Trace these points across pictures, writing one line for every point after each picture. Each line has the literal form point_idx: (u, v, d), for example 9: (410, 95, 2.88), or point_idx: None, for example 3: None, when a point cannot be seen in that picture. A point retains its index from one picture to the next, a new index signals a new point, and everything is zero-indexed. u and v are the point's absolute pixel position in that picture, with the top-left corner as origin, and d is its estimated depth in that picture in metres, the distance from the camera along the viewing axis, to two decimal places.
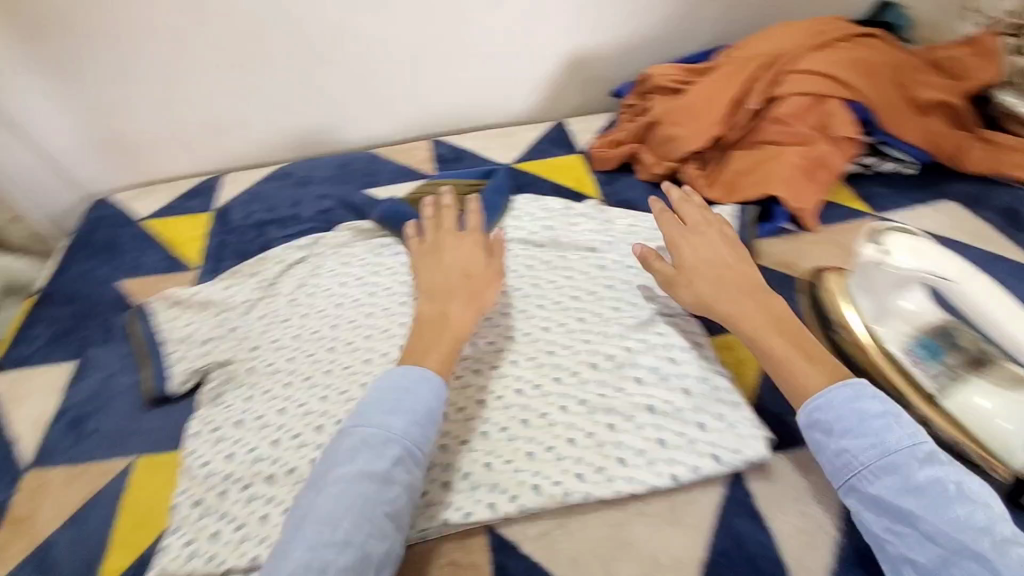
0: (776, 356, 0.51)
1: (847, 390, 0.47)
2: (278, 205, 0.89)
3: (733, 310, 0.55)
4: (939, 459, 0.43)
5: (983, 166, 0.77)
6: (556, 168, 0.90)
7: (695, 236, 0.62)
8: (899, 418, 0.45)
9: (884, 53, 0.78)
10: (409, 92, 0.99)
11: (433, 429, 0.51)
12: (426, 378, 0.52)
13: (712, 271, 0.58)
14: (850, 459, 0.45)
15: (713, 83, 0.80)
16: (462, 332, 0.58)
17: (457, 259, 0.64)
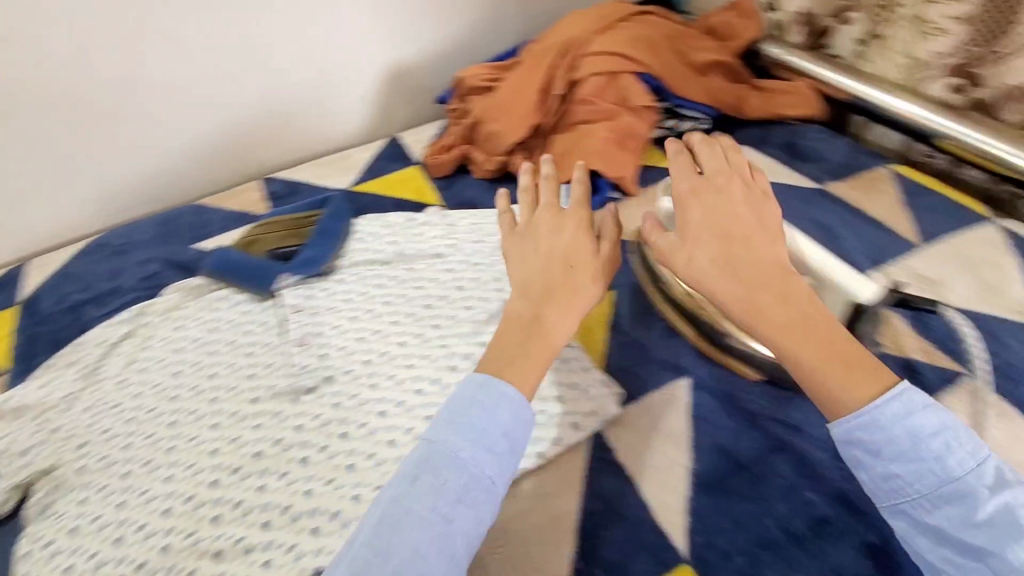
0: (808, 357, 0.41)
1: (896, 402, 0.39)
2: (95, 281, 0.80)
3: (754, 302, 0.43)
4: (1006, 481, 0.38)
5: (762, 111, 0.88)
6: (394, 183, 0.90)
7: (714, 197, 0.48)
8: (959, 436, 0.39)
9: (659, 27, 0.86)
10: (227, 133, 0.94)
11: (518, 446, 0.45)
12: (505, 393, 0.45)
13: (732, 249, 0.45)
14: (902, 477, 0.40)
15: (519, 79, 0.85)
16: (556, 344, 0.48)
17: (567, 239, 0.52)
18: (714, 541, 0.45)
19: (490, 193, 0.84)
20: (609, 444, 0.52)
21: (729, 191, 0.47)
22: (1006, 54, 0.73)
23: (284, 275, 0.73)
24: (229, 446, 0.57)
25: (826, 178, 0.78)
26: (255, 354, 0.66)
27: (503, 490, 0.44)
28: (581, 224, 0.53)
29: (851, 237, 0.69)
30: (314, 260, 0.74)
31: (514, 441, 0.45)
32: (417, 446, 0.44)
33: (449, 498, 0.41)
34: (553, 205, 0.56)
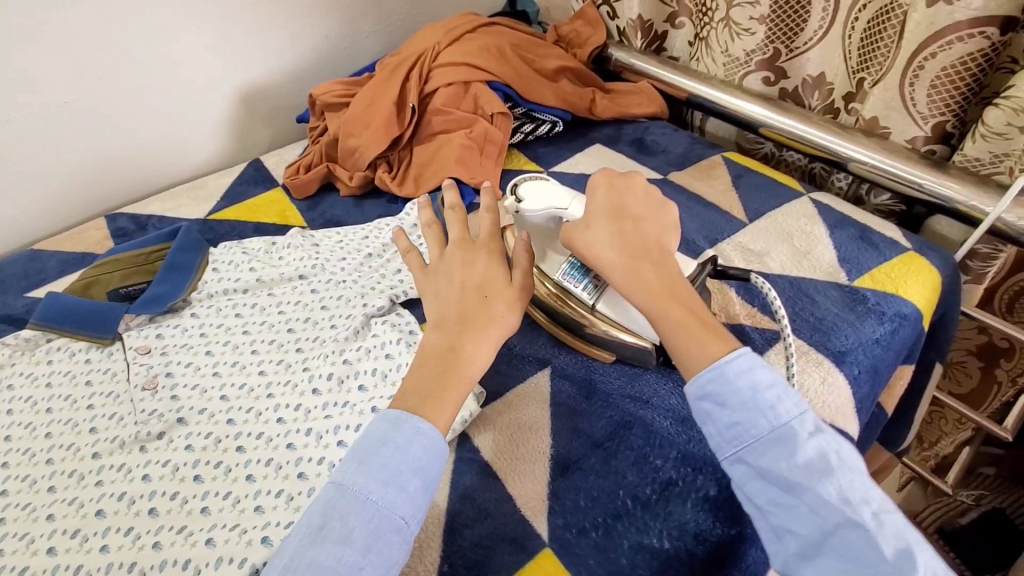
0: (676, 320, 0.46)
1: (742, 358, 0.43)
2: None
3: (630, 271, 0.49)
4: (823, 427, 0.42)
5: (612, 111, 0.94)
6: (255, 208, 0.86)
7: (616, 193, 0.54)
8: (786, 388, 0.43)
9: (507, 37, 0.90)
10: (61, 169, 0.85)
11: (435, 482, 0.43)
12: (419, 430, 0.43)
13: (620, 227, 0.51)
14: (743, 425, 0.42)
15: (371, 93, 0.84)
16: (474, 375, 0.46)
17: (479, 268, 0.51)
18: (571, 521, 0.47)
19: (356, 210, 0.83)
20: (473, 442, 0.53)
21: (629, 184, 0.55)
22: (802, 49, 0.85)
23: (129, 315, 0.68)
24: (67, 510, 0.52)
25: (669, 168, 0.85)
26: (97, 405, 0.60)
27: (416, 524, 0.42)
28: (492, 251, 0.53)
29: (691, 220, 0.76)
30: (163, 297, 0.69)
31: (429, 478, 0.43)
32: (326, 487, 0.42)
33: (353, 543, 0.39)
34: (461, 236, 0.54)
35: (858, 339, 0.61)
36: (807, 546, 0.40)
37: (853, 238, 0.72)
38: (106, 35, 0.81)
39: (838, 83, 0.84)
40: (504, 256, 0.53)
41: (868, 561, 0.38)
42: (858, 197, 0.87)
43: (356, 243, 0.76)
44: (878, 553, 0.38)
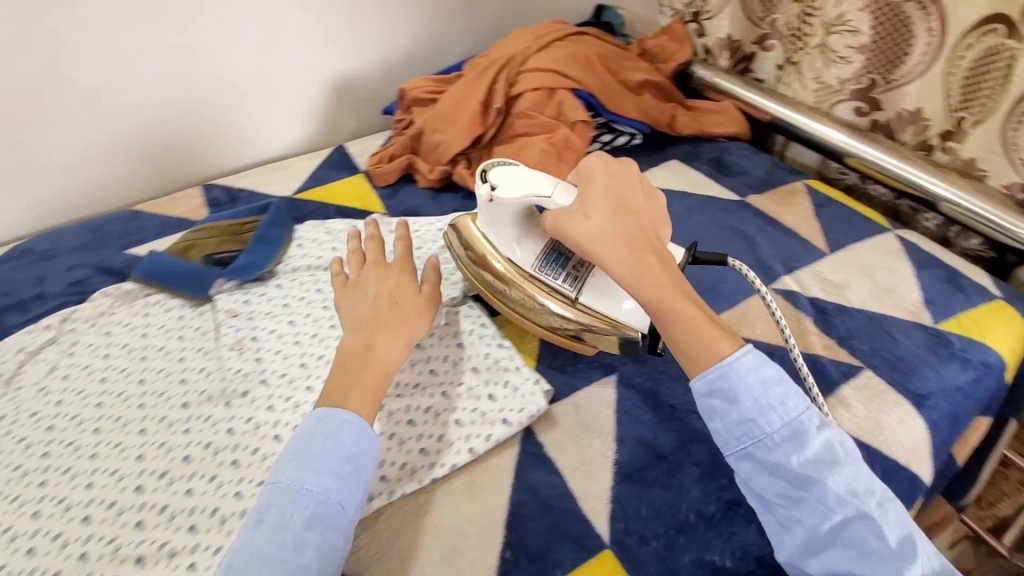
0: (686, 316, 0.46)
1: (753, 354, 0.45)
2: (16, 288, 0.76)
3: (638, 265, 0.48)
4: (825, 422, 0.45)
5: (692, 128, 0.94)
6: (337, 191, 0.90)
7: (614, 181, 0.53)
8: (793, 384, 0.46)
9: (595, 47, 0.92)
10: (166, 138, 0.92)
11: (371, 468, 0.46)
12: (345, 419, 0.46)
13: (624, 218, 0.50)
14: (755, 422, 0.44)
15: (459, 91, 0.87)
16: (390, 366, 0.51)
17: (390, 284, 0.57)
18: (633, 527, 0.47)
19: (432, 202, 0.86)
20: (537, 438, 0.54)
21: (623, 172, 0.54)
22: (898, 82, 0.81)
23: (220, 279, 0.72)
24: (156, 451, 0.55)
25: (748, 191, 0.84)
26: (187, 358, 0.65)
27: (360, 508, 0.45)
28: (403, 272, 0.59)
29: (767, 244, 0.75)
30: (252, 266, 0.74)
31: (361, 464, 0.46)
32: (266, 486, 0.44)
33: (296, 529, 0.41)
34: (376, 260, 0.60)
35: (938, 383, 0.59)
36: (817, 539, 0.42)
37: (940, 280, 0.70)
38: (222, 18, 0.87)
39: (936, 120, 0.80)
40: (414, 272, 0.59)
41: (876, 550, 0.41)
42: (945, 239, 0.84)
43: None
44: (884, 542, 0.41)
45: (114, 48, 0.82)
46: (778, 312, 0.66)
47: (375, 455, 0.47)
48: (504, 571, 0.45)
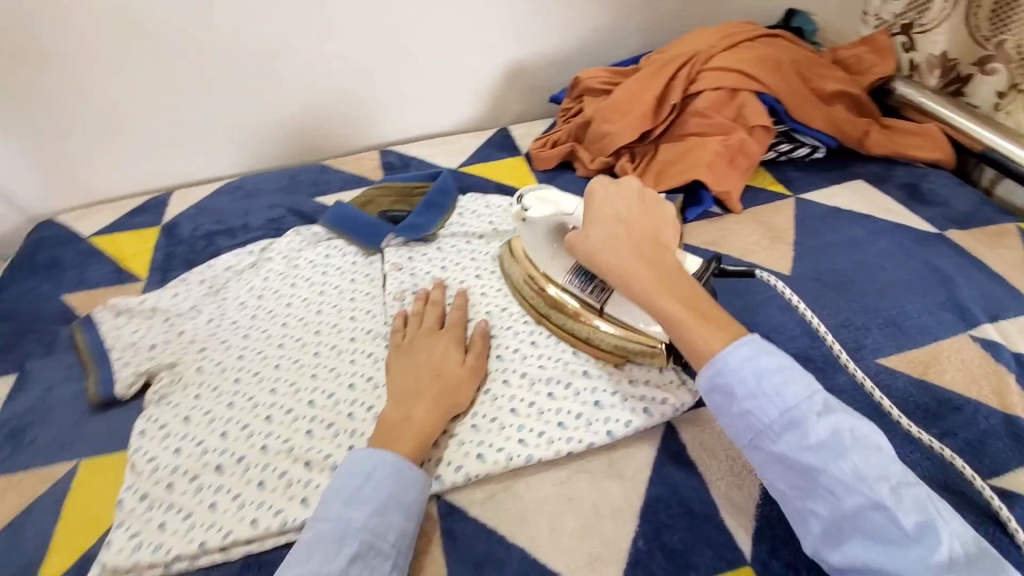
0: (672, 318, 0.47)
1: (745, 347, 0.44)
2: (227, 216, 0.89)
3: (629, 273, 0.50)
4: (833, 406, 0.42)
5: (887, 148, 0.86)
6: (498, 170, 0.94)
7: (607, 194, 0.55)
8: (796, 373, 0.43)
9: (787, 50, 0.87)
10: (357, 105, 1.02)
11: (417, 510, 0.46)
12: (385, 469, 0.46)
13: (615, 228, 0.53)
14: (752, 410, 0.43)
15: (635, 84, 0.86)
16: (429, 435, 0.50)
17: (437, 353, 0.56)
18: (779, 550, 0.44)
19: None
20: (679, 438, 0.52)
21: (616, 184, 0.56)
22: None
23: (391, 235, 0.79)
24: (327, 373, 0.62)
25: (947, 224, 0.75)
26: (357, 300, 0.72)
27: (406, 549, 0.45)
28: (451, 338, 0.58)
29: (966, 285, 0.66)
30: (418, 227, 0.79)
31: (402, 505, 0.45)
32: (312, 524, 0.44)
33: (343, 563, 0.41)
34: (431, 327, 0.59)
35: None
36: (832, 531, 0.40)
37: None
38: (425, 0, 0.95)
39: None
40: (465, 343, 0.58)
41: (893, 538, 0.38)
42: None
43: None
44: (900, 531, 0.38)
45: (333, 20, 0.92)
46: (974, 362, 0.58)
47: (421, 495, 0.47)
48: (636, 558, 0.44)
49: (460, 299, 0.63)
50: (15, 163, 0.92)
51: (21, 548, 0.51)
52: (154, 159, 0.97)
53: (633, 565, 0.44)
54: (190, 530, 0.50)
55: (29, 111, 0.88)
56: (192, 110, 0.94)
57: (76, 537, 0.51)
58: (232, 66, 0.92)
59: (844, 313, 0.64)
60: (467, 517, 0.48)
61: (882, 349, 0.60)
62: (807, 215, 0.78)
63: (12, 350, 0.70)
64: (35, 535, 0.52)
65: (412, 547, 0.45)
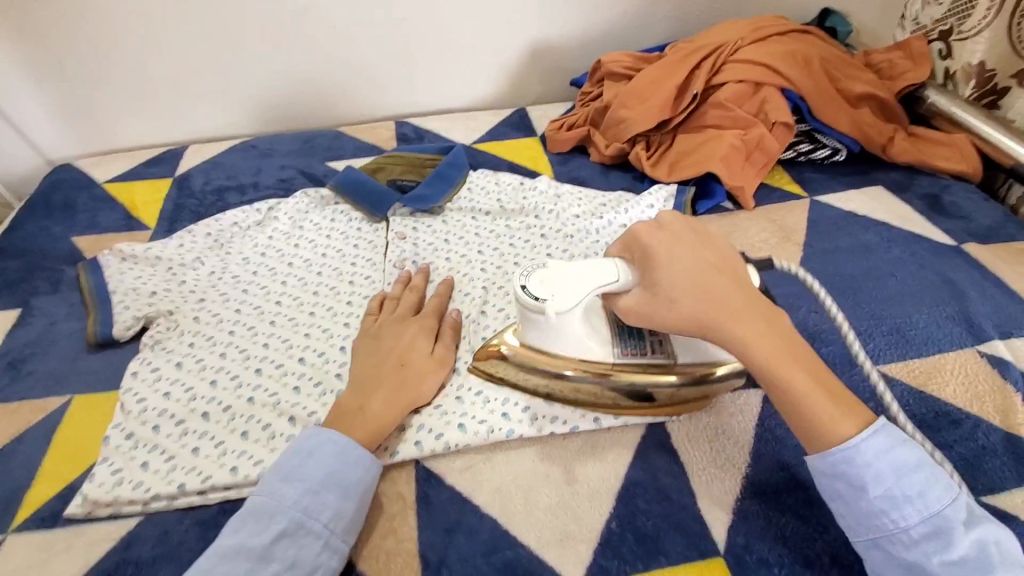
0: (805, 396, 0.42)
1: (879, 439, 0.40)
2: (239, 173, 0.89)
3: (752, 343, 0.43)
4: (977, 515, 0.39)
5: (912, 156, 0.83)
6: (512, 149, 0.93)
7: (683, 247, 0.46)
8: (935, 472, 0.40)
9: (817, 48, 0.85)
10: (376, 73, 1.00)
11: (360, 491, 0.45)
12: (329, 439, 0.46)
13: (706, 289, 0.44)
14: (885, 510, 0.40)
15: (657, 71, 0.84)
16: (385, 425, 0.49)
17: (404, 341, 0.54)
18: (753, 544, 0.44)
19: (601, 176, 0.85)
20: (664, 426, 0.52)
21: (669, 228, 0.47)
22: None
23: (398, 204, 0.79)
24: (320, 334, 0.62)
25: (966, 238, 0.73)
26: (357, 265, 0.72)
27: (344, 532, 0.43)
28: (423, 326, 0.57)
29: (979, 300, 0.64)
30: (426, 198, 0.79)
31: (343, 486, 0.44)
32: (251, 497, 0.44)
33: (267, 539, 0.40)
34: (404, 313, 0.58)
35: None
36: None
37: None
38: None
39: None
40: (435, 333, 0.56)
41: None
42: None
43: (593, 206, 0.78)
44: None
45: None
46: (977, 377, 0.57)
47: (365, 476, 0.45)
48: (607, 539, 0.44)
49: (440, 291, 0.62)
50: (36, 104, 0.93)
51: (8, 475, 0.52)
52: (172, 112, 0.98)
53: (603, 544, 0.44)
54: (171, 472, 0.51)
55: (53, 54, 0.89)
56: (213, 66, 0.94)
57: (61, 469, 0.52)
58: (256, 24, 0.91)
59: (847, 318, 0.63)
60: (444, 485, 0.48)
61: (883, 356, 0.59)
62: (821, 218, 0.76)
63: (19, 285, 0.71)
64: (22, 463, 0.53)
65: (354, 532, 0.44)
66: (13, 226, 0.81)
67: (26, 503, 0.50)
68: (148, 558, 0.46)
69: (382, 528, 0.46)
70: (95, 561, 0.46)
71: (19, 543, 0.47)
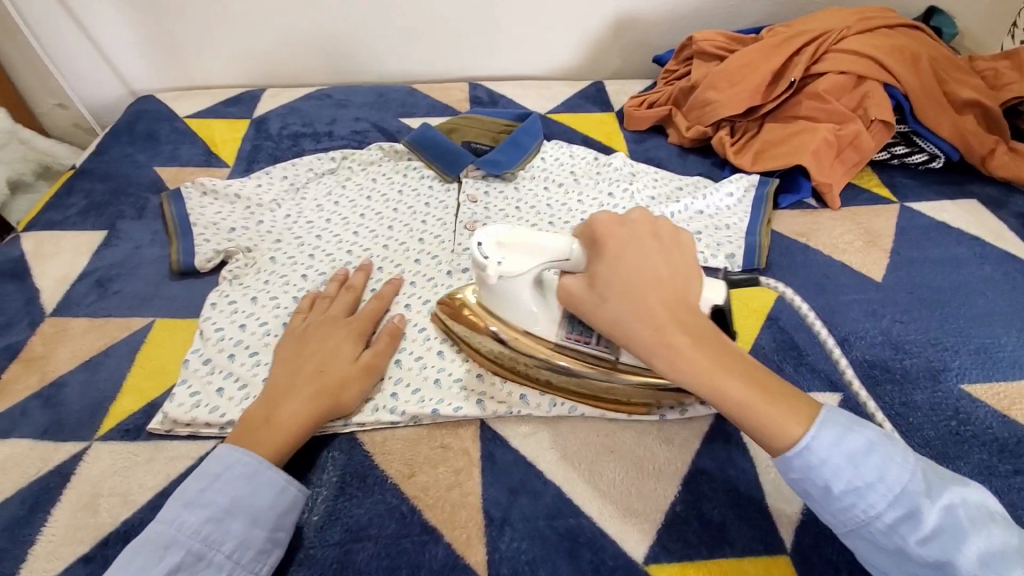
0: (732, 399, 0.38)
1: (828, 431, 0.38)
2: (314, 121, 0.90)
3: (671, 343, 0.39)
4: (934, 479, 0.37)
5: (1012, 172, 0.77)
6: (587, 122, 0.91)
7: (624, 249, 0.43)
8: (886, 447, 0.38)
9: (927, 45, 0.80)
10: (453, 33, 0.98)
11: (271, 519, 0.41)
12: (233, 462, 0.42)
13: (644, 288, 0.41)
14: (853, 502, 0.37)
15: (754, 54, 0.80)
16: (294, 433, 0.46)
17: (329, 346, 0.51)
18: (821, 547, 0.43)
19: (679, 159, 0.82)
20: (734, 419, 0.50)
21: (630, 225, 0.45)
22: None
23: (471, 166, 0.78)
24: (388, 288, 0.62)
25: None
26: (427, 223, 0.72)
27: (251, 562, 0.40)
28: (354, 329, 0.53)
29: None
30: (498, 163, 0.77)
31: (249, 510, 0.41)
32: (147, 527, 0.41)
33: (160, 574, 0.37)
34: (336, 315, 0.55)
35: None
36: None
37: None
38: None
39: None
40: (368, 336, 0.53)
41: None
42: None
43: (669, 189, 0.75)
44: None
45: None
46: None
47: (276, 500, 0.42)
48: (672, 521, 0.44)
49: (384, 291, 0.58)
50: (123, 33, 0.95)
51: (96, 385, 0.55)
52: (252, 53, 0.98)
53: (667, 526, 0.44)
54: (244, 400, 0.52)
55: None
56: (292, 9, 0.94)
57: (144, 386, 0.55)
58: None
59: (931, 331, 0.60)
60: (509, 447, 0.49)
61: (967, 374, 0.56)
62: (910, 225, 0.72)
63: (106, 207, 0.74)
64: (109, 376, 0.55)
65: (267, 561, 0.41)
66: (98, 150, 0.84)
67: (111, 414, 0.53)
68: None
69: (448, 481, 0.46)
70: (175, 477, 0.48)
71: (105, 451, 0.50)
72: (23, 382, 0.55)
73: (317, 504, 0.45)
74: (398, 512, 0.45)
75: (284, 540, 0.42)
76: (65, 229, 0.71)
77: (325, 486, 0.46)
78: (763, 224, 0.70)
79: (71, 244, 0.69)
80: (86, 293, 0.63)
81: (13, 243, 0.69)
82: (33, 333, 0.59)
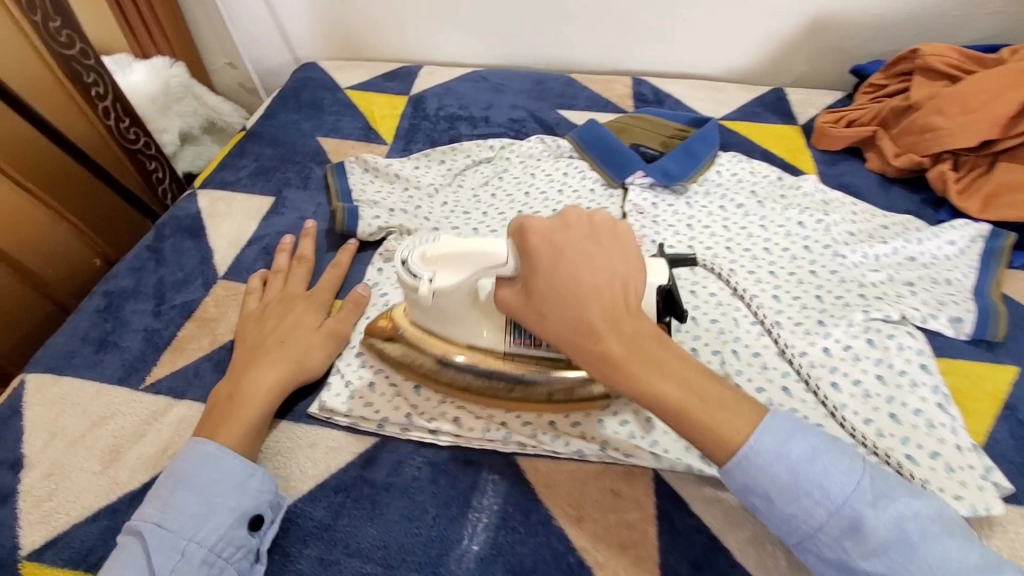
0: (672, 412, 0.36)
1: (770, 436, 0.36)
2: (471, 104, 0.87)
3: (610, 357, 0.36)
4: (887, 490, 0.36)
5: None
6: (767, 133, 0.81)
7: (561, 260, 0.38)
8: (831, 454, 0.36)
9: None
10: (625, 23, 0.91)
11: (197, 481, 0.40)
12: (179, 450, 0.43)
13: (576, 293, 0.37)
14: (796, 513, 0.36)
15: (1000, 75, 0.67)
16: (265, 397, 0.47)
17: (289, 321, 0.52)
18: None
19: (879, 191, 0.72)
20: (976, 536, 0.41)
21: (563, 231, 0.39)
22: None
23: (639, 173, 0.71)
24: None
25: None
26: None
27: (187, 527, 0.39)
28: (312, 304, 0.55)
29: None
30: (670, 173, 0.70)
31: (181, 477, 0.41)
32: None
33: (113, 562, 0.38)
34: (293, 294, 0.57)
35: None
36: None
37: None
38: None
39: None
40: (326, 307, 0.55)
41: None
42: None
43: (872, 227, 0.65)
44: None
45: None
46: None
47: (203, 462, 0.41)
48: None
49: (339, 258, 0.61)
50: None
51: None
52: (413, 26, 0.96)
53: None
54: (398, 398, 0.49)
55: None
56: None
57: None
58: None
59: None
60: (688, 511, 0.43)
61: None
62: None
63: (274, 173, 0.75)
64: None
65: (205, 525, 0.39)
66: (267, 114, 0.86)
67: None
68: (383, 485, 0.45)
69: (621, 538, 0.42)
70: (335, 472, 0.46)
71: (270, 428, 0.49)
72: (197, 342, 0.56)
73: (477, 532, 0.42)
74: (564, 561, 0.41)
75: (224, 507, 0.40)
76: (237, 190, 0.73)
77: (486, 512, 0.43)
78: (993, 285, 0.59)
79: (241, 206, 0.71)
80: (255, 258, 0.64)
81: (191, 200, 0.72)
82: (206, 294, 0.61)
